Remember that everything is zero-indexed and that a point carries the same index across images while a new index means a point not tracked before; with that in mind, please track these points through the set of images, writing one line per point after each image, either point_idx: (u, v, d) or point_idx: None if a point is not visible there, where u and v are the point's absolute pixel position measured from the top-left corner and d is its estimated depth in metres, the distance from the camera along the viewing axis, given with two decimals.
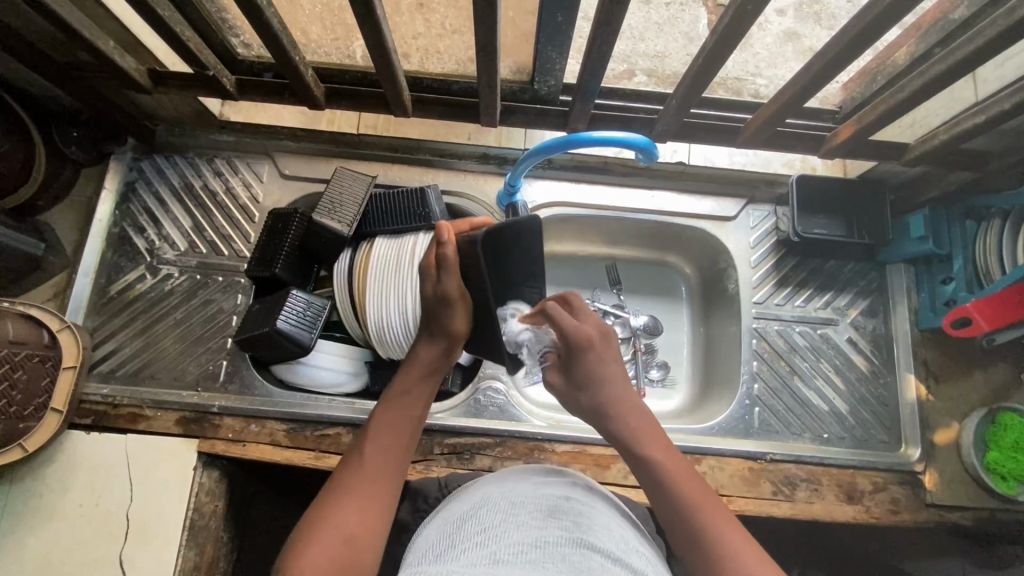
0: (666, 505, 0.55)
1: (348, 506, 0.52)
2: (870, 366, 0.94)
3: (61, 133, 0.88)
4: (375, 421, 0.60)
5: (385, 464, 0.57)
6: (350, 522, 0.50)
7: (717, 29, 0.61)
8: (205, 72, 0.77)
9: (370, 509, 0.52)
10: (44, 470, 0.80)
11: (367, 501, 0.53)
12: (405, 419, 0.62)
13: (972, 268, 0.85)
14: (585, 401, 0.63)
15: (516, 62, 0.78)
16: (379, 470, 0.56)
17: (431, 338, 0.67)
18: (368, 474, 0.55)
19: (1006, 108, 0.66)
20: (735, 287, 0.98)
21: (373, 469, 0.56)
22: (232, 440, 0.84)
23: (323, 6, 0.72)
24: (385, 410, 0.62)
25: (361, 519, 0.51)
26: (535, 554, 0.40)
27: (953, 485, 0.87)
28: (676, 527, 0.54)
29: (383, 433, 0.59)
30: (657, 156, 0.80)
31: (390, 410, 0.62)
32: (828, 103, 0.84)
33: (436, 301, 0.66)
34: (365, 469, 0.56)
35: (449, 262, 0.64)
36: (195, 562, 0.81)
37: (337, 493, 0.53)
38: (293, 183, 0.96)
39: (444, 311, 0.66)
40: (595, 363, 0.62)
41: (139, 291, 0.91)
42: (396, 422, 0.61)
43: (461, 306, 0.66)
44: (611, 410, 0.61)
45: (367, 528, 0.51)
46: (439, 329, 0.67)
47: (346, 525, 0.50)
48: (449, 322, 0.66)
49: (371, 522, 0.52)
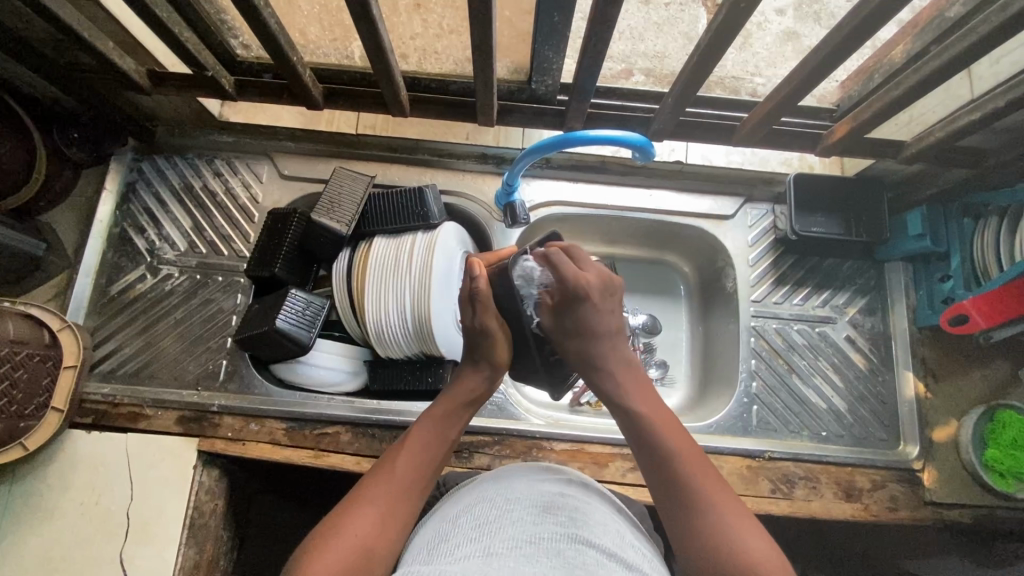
0: (663, 483, 0.55)
1: (367, 514, 0.51)
2: (869, 364, 0.94)
3: (61, 131, 0.88)
4: (411, 435, 0.60)
5: (412, 479, 0.56)
6: (366, 529, 0.50)
7: (710, 29, 0.62)
8: (204, 72, 0.77)
9: (390, 518, 0.52)
10: (46, 469, 0.81)
11: (388, 511, 0.52)
12: (441, 439, 0.61)
13: (970, 266, 0.85)
14: (590, 348, 0.64)
15: (513, 62, 0.78)
16: (405, 482, 0.55)
17: (473, 364, 0.68)
18: (393, 486, 0.55)
19: (1000, 104, 0.66)
20: (733, 285, 0.98)
21: (400, 481, 0.55)
22: (231, 439, 0.85)
23: (320, 7, 0.72)
24: (425, 425, 0.61)
25: (378, 528, 0.51)
26: (530, 549, 0.40)
27: (951, 483, 0.87)
28: (672, 508, 0.53)
29: (417, 447, 0.59)
30: (654, 155, 0.79)
31: (427, 426, 0.61)
32: (825, 102, 0.84)
33: (473, 331, 0.67)
34: (394, 479, 0.55)
35: (484, 294, 0.65)
36: (195, 561, 0.81)
37: (358, 499, 0.53)
38: (292, 183, 0.96)
39: (483, 340, 0.67)
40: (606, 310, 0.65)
41: (139, 292, 0.92)
42: (432, 440, 0.60)
43: (500, 333, 0.67)
44: (613, 367, 0.64)
45: (383, 541, 0.50)
46: (481, 354, 0.67)
47: (362, 534, 0.50)
48: (491, 351, 0.67)
49: (388, 536, 0.51)
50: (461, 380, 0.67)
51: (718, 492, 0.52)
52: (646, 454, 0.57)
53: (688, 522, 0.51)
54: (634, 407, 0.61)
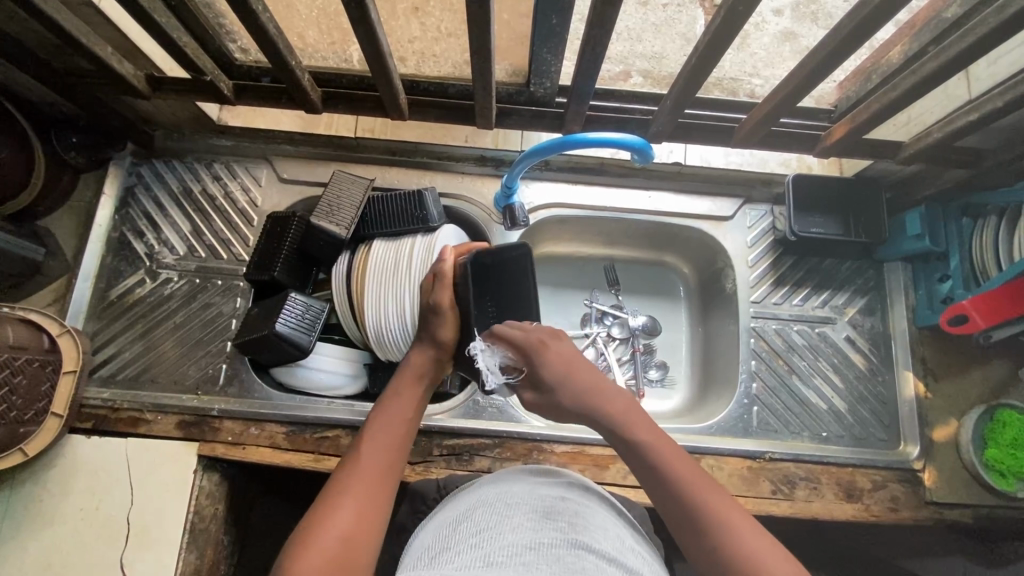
0: (669, 501, 0.54)
1: (345, 507, 0.51)
2: (868, 364, 0.94)
3: (60, 138, 0.90)
4: (371, 424, 0.60)
5: (381, 463, 0.56)
6: (344, 520, 0.50)
7: (709, 30, 0.61)
8: (204, 77, 0.77)
9: (367, 506, 0.52)
10: (45, 475, 0.81)
11: (364, 500, 0.52)
12: (401, 418, 0.62)
13: (969, 266, 0.85)
14: (562, 398, 0.64)
15: (512, 64, 0.78)
16: (376, 468, 0.55)
17: (420, 344, 0.71)
18: (364, 474, 0.54)
19: (1000, 105, 0.66)
20: (733, 286, 0.98)
21: (369, 468, 0.55)
22: (232, 443, 0.85)
23: (318, 11, 0.72)
24: (383, 412, 0.62)
25: (357, 519, 0.50)
26: (530, 556, 0.40)
27: (951, 482, 0.87)
28: (679, 523, 0.53)
29: (380, 435, 0.59)
30: (653, 157, 0.78)
31: (384, 412, 0.62)
32: (823, 103, 0.84)
33: (429, 311, 0.73)
34: (363, 467, 0.55)
35: (445, 274, 0.74)
36: (195, 565, 0.81)
37: (329, 497, 0.52)
38: (292, 187, 0.96)
39: (432, 319, 0.72)
40: (551, 361, 0.66)
41: (138, 296, 0.92)
42: (391, 422, 0.61)
43: (454, 312, 0.72)
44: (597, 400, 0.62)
45: (363, 533, 0.50)
46: (430, 336, 0.71)
47: (343, 525, 0.49)
48: (437, 329, 0.71)
49: (368, 526, 0.51)
50: (408, 362, 0.69)
51: (704, 486, 0.54)
52: (639, 466, 0.57)
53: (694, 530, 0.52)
54: (624, 426, 0.60)
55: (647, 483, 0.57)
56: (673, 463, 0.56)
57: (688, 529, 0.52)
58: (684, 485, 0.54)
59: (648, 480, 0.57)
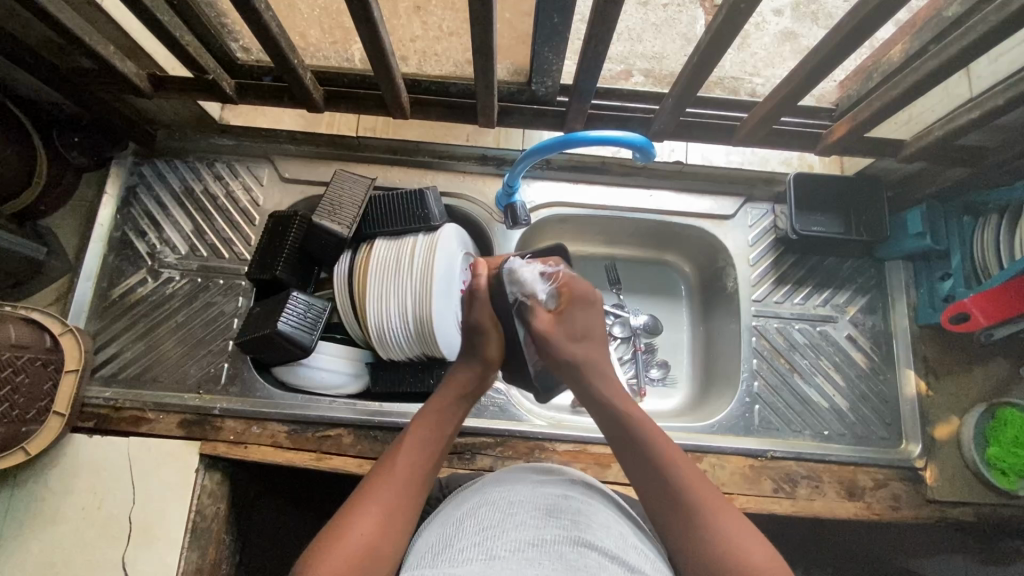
0: (655, 491, 0.54)
1: (370, 513, 0.51)
2: (870, 363, 0.94)
3: (63, 138, 0.90)
4: (410, 432, 0.60)
5: (413, 471, 0.56)
6: (371, 525, 0.50)
7: (711, 28, 0.61)
8: (205, 76, 0.77)
9: (393, 515, 0.52)
10: (47, 474, 0.81)
11: (390, 508, 0.52)
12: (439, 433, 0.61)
13: (970, 264, 0.85)
14: (579, 351, 0.68)
15: (514, 63, 0.79)
16: (406, 478, 0.55)
17: (466, 359, 0.70)
18: (398, 483, 0.54)
19: (1001, 103, 0.66)
20: (733, 285, 0.99)
21: (399, 478, 0.55)
22: (234, 442, 0.85)
23: (320, 10, 0.72)
24: (420, 424, 0.61)
25: (381, 526, 0.50)
26: (532, 553, 0.40)
27: (952, 481, 0.87)
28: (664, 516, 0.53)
29: (417, 445, 0.58)
30: (654, 156, 0.78)
31: (422, 423, 0.62)
32: (824, 102, 0.84)
33: (471, 329, 0.70)
34: (394, 473, 0.55)
35: (483, 292, 0.70)
36: (197, 564, 0.81)
37: (360, 500, 0.53)
38: (293, 186, 0.96)
39: (478, 338, 0.70)
40: (584, 317, 0.71)
41: (140, 296, 0.92)
42: (428, 434, 0.60)
43: (495, 333, 0.70)
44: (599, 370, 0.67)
45: (386, 542, 0.50)
46: (477, 350, 0.70)
47: (367, 532, 0.49)
48: (482, 347, 0.70)
49: (393, 537, 0.50)
50: (451, 375, 0.68)
51: (694, 480, 0.54)
52: (631, 458, 0.58)
53: (671, 514, 0.52)
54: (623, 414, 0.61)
55: (635, 473, 0.57)
56: (665, 455, 0.56)
57: (666, 513, 0.53)
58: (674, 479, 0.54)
59: (638, 474, 0.56)
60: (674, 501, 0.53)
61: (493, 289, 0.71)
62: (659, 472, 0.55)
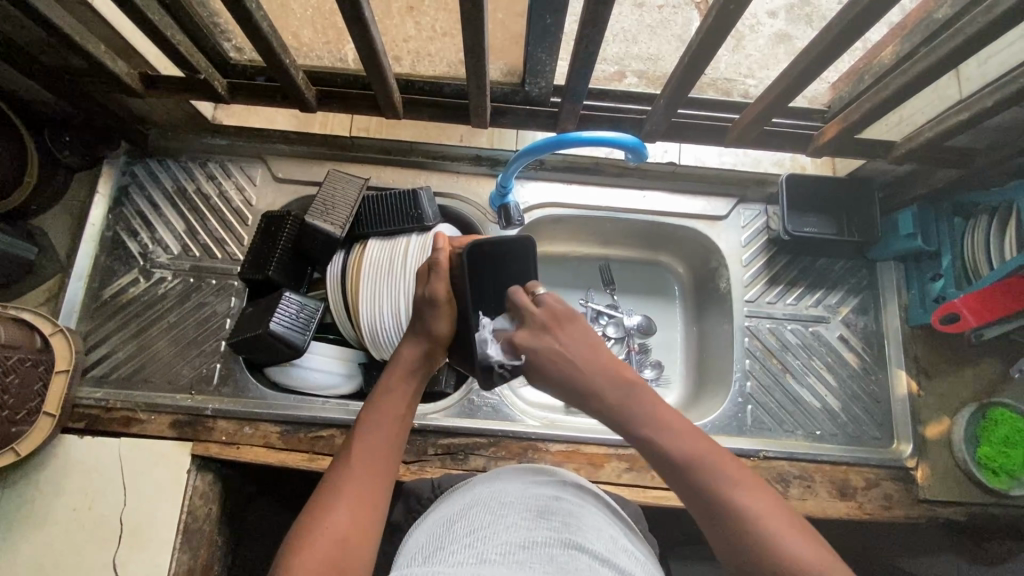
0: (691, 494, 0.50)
1: (340, 510, 0.50)
2: (862, 363, 0.94)
3: (54, 138, 0.89)
4: (363, 423, 0.58)
5: (377, 462, 0.55)
6: (339, 526, 0.49)
7: (700, 31, 0.62)
8: (197, 75, 0.77)
9: (362, 508, 0.51)
10: (37, 475, 0.80)
11: (358, 502, 0.51)
12: (395, 413, 0.59)
13: (961, 264, 0.85)
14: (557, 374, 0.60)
15: (507, 64, 0.79)
16: (369, 470, 0.54)
17: (414, 336, 0.66)
18: (359, 479, 0.53)
19: (989, 104, 0.66)
20: (726, 285, 0.99)
21: (364, 468, 0.54)
22: (226, 443, 0.84)
23: (314, 10, 0.73)
24: (376, 406, 0.59)
25: (352, 521, 0.50)
26: (522, 555, 0.40)
27: (943, 480, 0.87)
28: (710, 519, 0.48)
29: (373, 434, 0.57)
30: (647, 156, 0.78)
31: (380, 405, 0.60)
32: (817, 103, 0.84)
33: (423, 301, 0.67)
34: (356, 465, 0.54)
35: (441, 265, 0.67)
36: (189, 566, 0.81)
37: (321, 502, 0.51)
38: (287, 186, 0.96)
39: (429, 311, 0.66)
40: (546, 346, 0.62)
41: (131, 296, 0.91)
42: (386, 417, 0.58)
43: (448, 307, 0.66)
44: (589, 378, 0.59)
45: (359, 536, 0.49)
46: (424, 328, 0.66)
47: (336, 529, 0.48)
48: (432, 323, 0.66)
49: (363, 529, 0.50)
50: (401, 350, 0.65)
51: (717, 464, 0.50)
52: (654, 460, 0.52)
53: (719, 527, 0.47)
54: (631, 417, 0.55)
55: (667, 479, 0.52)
56: (689, 450, 0.51)
57: (710, 522, 0.48)
58: (702, 473, 0.49)
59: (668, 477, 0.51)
60: (719, 511, 0.48)
61: (453, 262, 0.69)
62: (691, 476, 0.50)
